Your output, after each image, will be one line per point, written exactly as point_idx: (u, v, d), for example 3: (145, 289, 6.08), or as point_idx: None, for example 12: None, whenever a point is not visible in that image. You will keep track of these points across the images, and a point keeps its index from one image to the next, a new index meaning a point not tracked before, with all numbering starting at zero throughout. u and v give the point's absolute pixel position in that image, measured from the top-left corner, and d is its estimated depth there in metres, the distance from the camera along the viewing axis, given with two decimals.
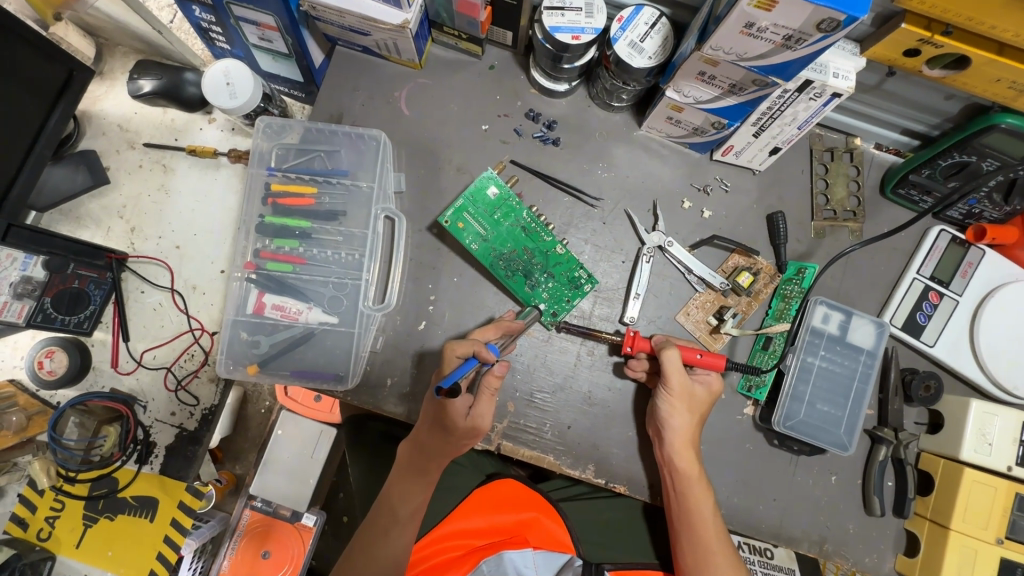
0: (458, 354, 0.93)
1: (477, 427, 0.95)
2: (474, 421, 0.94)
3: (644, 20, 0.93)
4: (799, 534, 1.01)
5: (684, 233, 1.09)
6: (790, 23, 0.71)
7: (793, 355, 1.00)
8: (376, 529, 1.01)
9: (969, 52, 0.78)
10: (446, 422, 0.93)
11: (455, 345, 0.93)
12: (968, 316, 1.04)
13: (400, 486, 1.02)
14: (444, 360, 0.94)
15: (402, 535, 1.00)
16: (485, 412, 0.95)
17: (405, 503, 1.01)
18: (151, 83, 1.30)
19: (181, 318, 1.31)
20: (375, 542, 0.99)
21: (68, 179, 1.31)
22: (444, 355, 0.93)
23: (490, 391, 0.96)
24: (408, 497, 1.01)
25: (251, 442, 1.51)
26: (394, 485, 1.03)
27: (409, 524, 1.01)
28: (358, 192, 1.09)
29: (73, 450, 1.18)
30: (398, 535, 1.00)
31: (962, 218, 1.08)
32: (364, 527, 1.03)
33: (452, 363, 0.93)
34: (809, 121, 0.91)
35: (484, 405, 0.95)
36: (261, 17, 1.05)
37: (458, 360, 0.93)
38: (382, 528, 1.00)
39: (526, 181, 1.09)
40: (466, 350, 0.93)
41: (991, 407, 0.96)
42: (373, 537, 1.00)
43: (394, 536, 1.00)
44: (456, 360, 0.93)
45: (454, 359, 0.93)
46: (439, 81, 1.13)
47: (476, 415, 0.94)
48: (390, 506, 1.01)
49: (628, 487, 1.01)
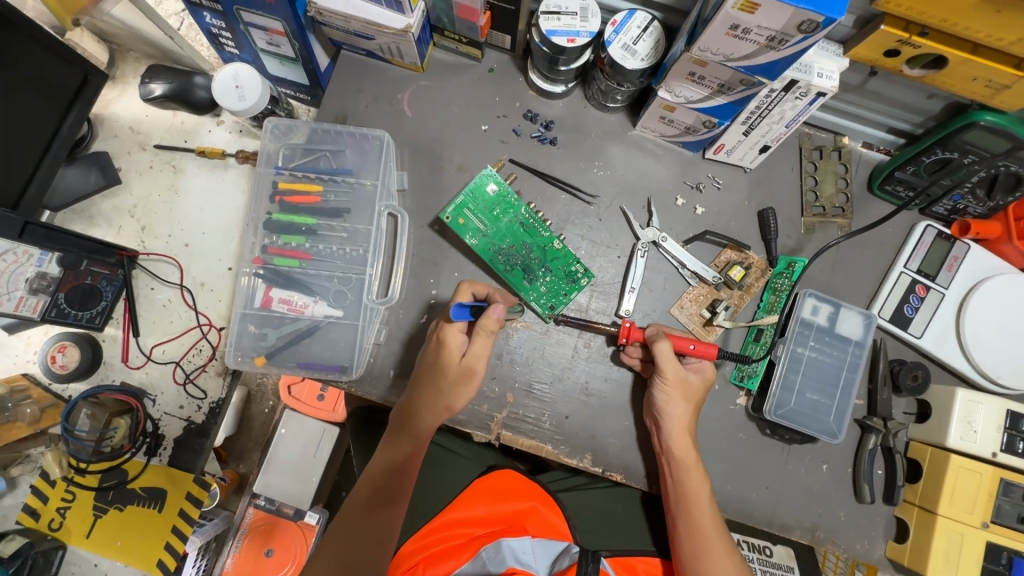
0: (474, 290, 1.01)
1: (473, 370, 0.98)
2: (470, 362, 0.98)
3: (637, 24, 0.97)
4: (791, 521, 1.04)
5: (678, 229, 1.13)
6: (772, 25, 0.74)
7: (783, 346, 1.03)
8: (362, 505, 1.02)
9: (945, 52, 0.82)
10: (439, 367, 0.96)
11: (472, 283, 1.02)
12: (954, 308, 1.07)
13: (383, 463, 1.04)
14: (459, 290, 1.00)
15: (387, 512, 1.00)
16: (481, 352, 0.98)
17: (389, 477, 1.03)
18: (162, 87, 1.35)
19: (189, 314, 1.34)
20: (362, 516, 1.01)
21: (82, 179, 1.35)
22: (461, 287, 1.00)
23: (489, 334, 0.97)
24: (391, 473, 1.03)
25: (255, 440, 1.54)
26: (378, 463, 1.05)
27: (393, 502, 1.01)
28: (362, 191, 1.13)
29: (84, 441, 1.24)
30: (386, 509, 1.01)
31: (947, 214, 1.12)
32: (351, 504, 1.05)
33: (465, 295, 1.00)
34: (796, 119, 0.95)
35: (482, 345, 0.98)
36: (270, 22, 1.08)
37: (471, 295, 1.00)
38: (370, 507, 1.01)
39: (524, 179, 1.13)
40: (482, 291, 1.01)
41: (976, 396, 0.98)
42: (363, 507, 1.02)
43: (380, 512, 1.00)
44: (469, 295, 1.00)
45: (468, 292, 1.00)
46: (439, 83, 1.17)
47: (473, 357, 0.98)
48: (371, 484, 1.04)
49: (624, 475, 1.05)
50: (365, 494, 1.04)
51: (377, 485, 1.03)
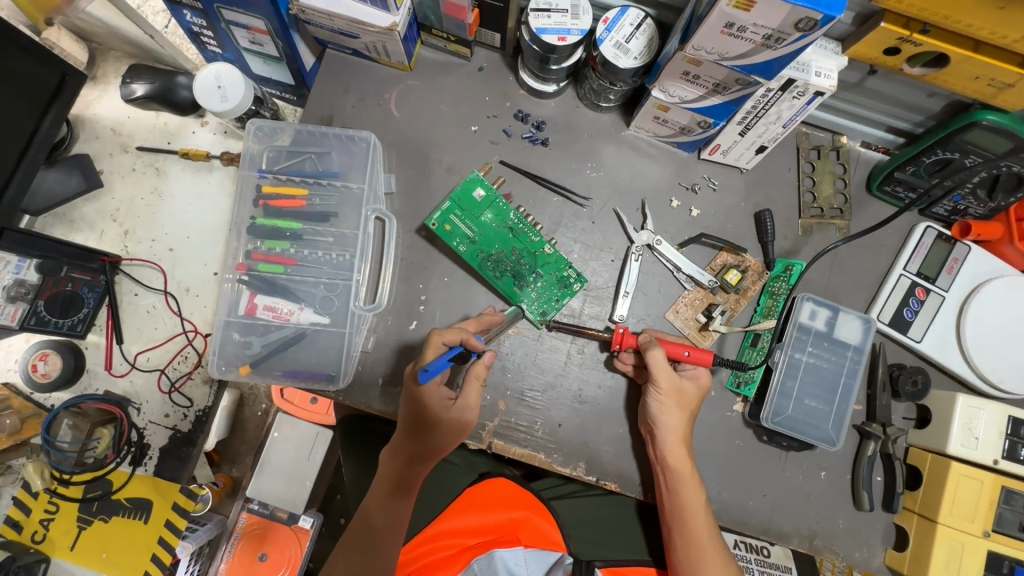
0: (445, 341, 0.94)
1: (464, 421, 0.95)
2: (461, 412, 0.94)
3: (630, 21, 0.94)
4: (789, 529, 1.02)
5: (673, 232, 1.10)
6: (769, 23, 0.71)
7: (781, 351, 1.01)
8: (355, 543, 1.00)
9: (947, 50, 0.79)
10: (430, 418, 0.93)
11: (442, 332, 0.95)
12: (955, 311, 1.05)
13: (377, 503, 1.02)
14: (429, 344, 0.94)
15: (381, 550, 0.99)
16: (474, 402, 0.95)
17: (384, 513, 1.01)
18: (144, 88, 1.31)
19: (174, 320, 1.32)
20: (355, 553, 0.99)
21: (62, 183, 1.32)
22: (431, 341, 0.94)
23: (479, 381, 0.96)
24: (385, 511, 1.01)
25: (247, 445, 1.51)
26: (371, 501, 1.03)
27: (387, 539, 1.00)
28: (349, 194, 1.10)
29: (66, 453, 1.22)
30: (381, 546, 0.99)
31: (947, 215, 1.09)
32: (344, 540, 1.03)
33: (437, 349, 0.94)
34: (794, 120, 0.92)
35: (473, 393, 0.95)
36: (252, 21, 1.05)
37: (442, 347, 0.94)
38: (364, 544, 0.99)
39: (515, 180, 1.10)
40: (454, 339, 0.95)
41: (977, 402, 0.96)
42: (356, 545, 1.00)
43: (374, 551, 0.99)
44: (441, 346, 0.94)
45: (440, 344, 0.94)
46: (428, 83, 1.14)
47: (463, 408, 0.94)
48: (363, 521, 1.02)
49: (619, 483, 1.02)
50: (359, 531, 1.01)
51: (370, 521, 1.01)
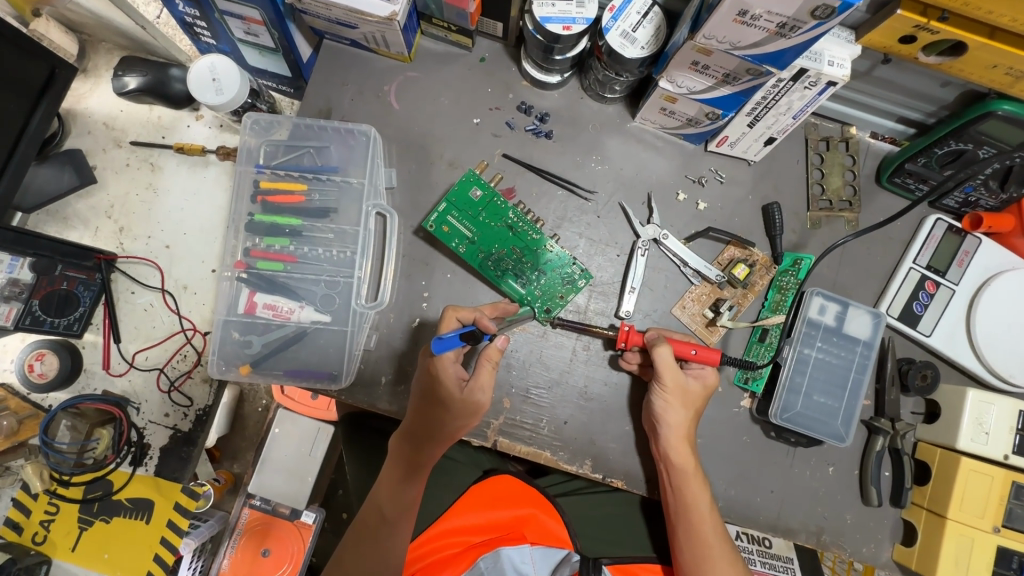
0: (459, 317, 0.94)
1: (478, 404, 0.91)
2: (473, 395, 0.91)
3: (636, 10, 0.91)
4: (796, 525, 1.01)
5: (680, 226, 1.08)
6: (784, 11, 0.69)
7: (789, 348, 1.00)
8: (368, 525, 1.00)
9: (965, 38, 0.77)
10: (441, 398, 0.90)
11: (457, 309, 0.94)
12: (964, 305, 1.03)
13: (387, 489, 1.01)
14: (444, 320, 0.94)
15: (396, 532, 0.99)
16: (486, 385, 0.92)
17: (395, 498, 1.00)
18: (137, 80, 1.27)
19: (172, 318, 1.30)
20: (367, 538, 0.99)
21: (55, 179, 1.29)
22: (445, 316, 0.93)
23: (493, 364, 0.92)
24: (397, 494, 1.00)
25: (248, 441, 1.49)
26: (384, 483, 1.01)
27: (401, 521, 0.99)
28: (349, 188, 1.08)
29: (66, 454, 1.20)
30: (392, 531, 0.99)
31: (958, 207, 1.07)
32: (357, 522, 1.03)
33: (451, 324, 0.93)
34: (804, 110, 0.90)
35: (486, 376, 0.92)
36: (246, 11, 1.02)
37: (457, 323, 0.94)
38: (373, 531, 0.99)
39: (517, 174, 1.08)
40: (468, 317, 0.94)
41: (988, 397, 0.95)
42: (366, 531, 1.00)
43: (387, 535, 0.98)
44: (456, 322, 0.94)
45: (454, 321, 0.94)
46: (428, 74, 1.11)
47: (475, 391, 0.91)
48: (377, 505, 1.01)
49: (626, 482, 1.01)
50: (371, 515, 1.01)
51: (382, 506, 1.00)
